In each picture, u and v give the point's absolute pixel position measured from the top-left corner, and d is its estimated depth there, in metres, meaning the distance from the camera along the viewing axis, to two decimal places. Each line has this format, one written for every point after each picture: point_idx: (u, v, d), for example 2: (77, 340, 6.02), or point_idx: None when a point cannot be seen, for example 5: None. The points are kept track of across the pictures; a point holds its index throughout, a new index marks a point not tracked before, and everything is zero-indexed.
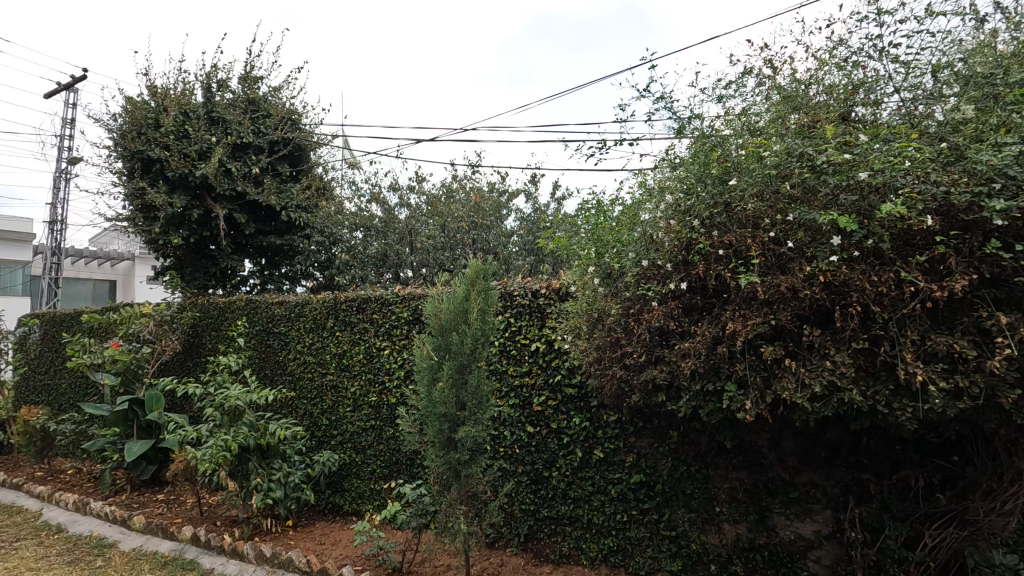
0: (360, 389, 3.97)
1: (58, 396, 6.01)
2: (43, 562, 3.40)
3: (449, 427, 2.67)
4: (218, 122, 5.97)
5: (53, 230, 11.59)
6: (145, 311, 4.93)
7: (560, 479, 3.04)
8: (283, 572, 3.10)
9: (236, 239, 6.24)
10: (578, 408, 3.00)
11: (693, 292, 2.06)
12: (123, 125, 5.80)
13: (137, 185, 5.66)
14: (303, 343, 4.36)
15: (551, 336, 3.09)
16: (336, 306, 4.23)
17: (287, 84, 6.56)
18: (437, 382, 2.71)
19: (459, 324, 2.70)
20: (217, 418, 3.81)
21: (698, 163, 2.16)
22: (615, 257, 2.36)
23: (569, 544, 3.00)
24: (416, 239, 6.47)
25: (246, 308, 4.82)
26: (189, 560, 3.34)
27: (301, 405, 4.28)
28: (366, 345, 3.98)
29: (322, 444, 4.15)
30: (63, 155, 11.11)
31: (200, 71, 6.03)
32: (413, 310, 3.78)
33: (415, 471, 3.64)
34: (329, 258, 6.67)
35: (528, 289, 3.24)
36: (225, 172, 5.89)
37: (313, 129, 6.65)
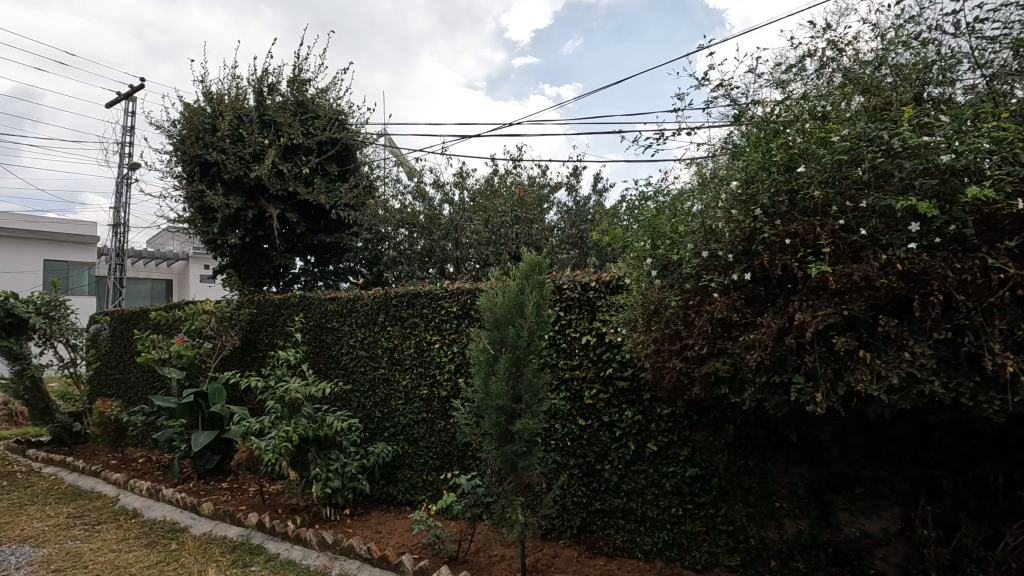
0: (411, 382, 4.06)
1: (128, 389, 6.38)
2: (123, 544, 3.62)
3: (505, 419, 2.71)
4: (270, 125, 6.18)
5: (116, 232, 12.28)
6: (207, 308, 5.17)
7: (613, 472, 3.03)
8: (344, 558, 3.22)
9: (287, 238, 6.44)
10: (631, 401, 2.98)
11: (756, 283, 2.03)
12: (182, 130, 6.09)
13: (197, 188, 5.93)
14: (356, 338, 4.48)
15: (601, 329, 3.08)
16: (386, 302, 4.33)
17: (334, 85, 6.72)
18: (493, 376, 2.75)
19: (515, 318, 2.73)
20: (279, 411, 3.96)
21: (760, 152, 2.11)
22: (671, 248, 2.33)
23: (623, 537, 3.00)
24: (462, 235, 6.43)
25: (300, 304, 4.99)
26: (256, 545, 3.49)
27: (355, 398, 4.41)
28: (417, 339, 4.07)
29: (375, 436, 4.25)
30: (124, 162, 11.74)
31: (252, 75, 6.25)
32: (462, 305, 3.83)
33: (467, 462, 3.70)
34: (376, 254, 6.80)
35: (577, 283, 3.23)
36: (277, 173, 6.10)
37: (358, 128, 6.79)
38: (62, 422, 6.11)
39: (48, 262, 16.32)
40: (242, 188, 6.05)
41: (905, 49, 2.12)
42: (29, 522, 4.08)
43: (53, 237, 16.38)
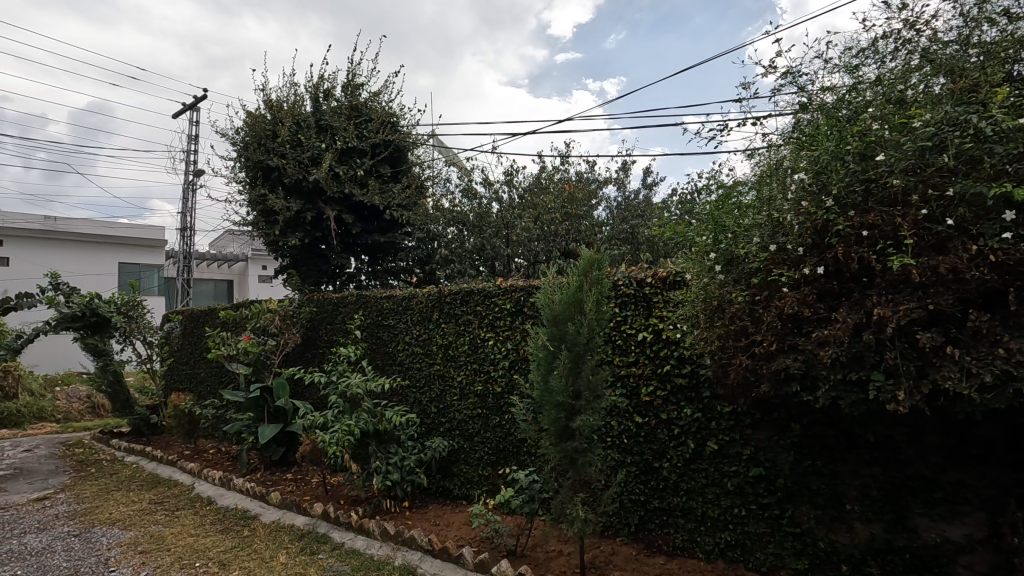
0: (466, 378, 4.12)
1: (198, 384, 6.76)
2: (201, 529, 3.84)
3: (565, 415, 2.72)
4: (327, 129, 6.41)
5: (183, 236, 13.01)
6: (271, 306, 5.45)
7: (671, 471, 2.99)
8: (407, 549, 3.31)
9: (343, 239, 6.65)
10: (690, 399, 2.93)
11: (829, 277, 1.96)
12: (245, 137, 6.39)
13: (260, 192, 6.22)
14: (411, 335, 4.59)
15: (660, 326, 3.04)
16: (441, 299, 4.41)
17: (386, 89, 6.88)
18: (552, 372, 2.76)
19: (574, 315, 2.73)
20: (341, 405, 4.10)
21: (833, 140, 2.04)
22: (736, 242, 2.27)
23: (683, 537, 2.95)
24: (513, 233, 6.50)
25: (358, 303, 5.15)
26: (322, 534, 3.64)
27: (411, 394, 4.51)
28: (471, 336, 4.12)
29: (431, 431, 4.34)
30: (189, 168, 12.41)
31: (309, 82, 6.49)
32: (516, 302, 3.86)
33: (524, 458, 3.72)
34: (428, 253, 6.95)
35: (633, 279, 3.19)
36: (334, 176, 6.32)
37: (410, 129, 6.93)
38: (141, 414, 6.54)
39: (122, 264, 17.45)
40: (301, 191, 6.32)
41: (992, 27, 2.00)
42: (116, 507, 4.39)
43: (126, 241, 17.50)
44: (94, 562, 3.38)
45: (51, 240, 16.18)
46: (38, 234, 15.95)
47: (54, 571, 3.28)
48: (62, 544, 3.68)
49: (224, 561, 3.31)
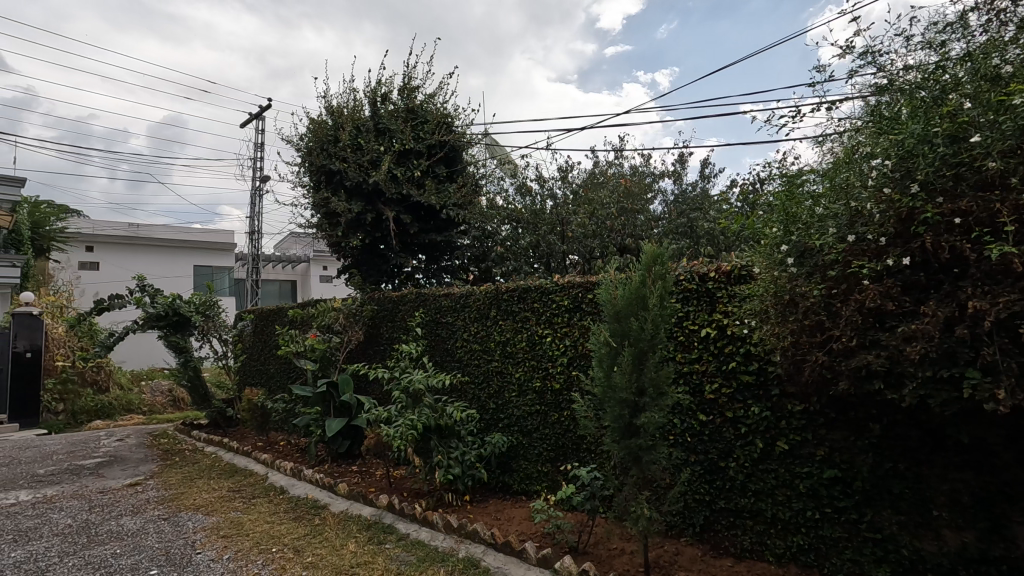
0: (524, 375, 4.14)
1: (269, 379, 7.12)
2: (276, 517, 4.05)
3: (629, 412, 2.70)
4: (385, 132, 6.60)
5: (252, 239, 13.71)
6: (335, 306, 5.69)
7: (738, 470, 2.89)
8: (470, 542, 3.38)
9: (402, 239, 6.83)
10: (757, 396, 2.83)
11: (915, 269, 1.85)
12: (309, 143, 6.68)
13: (323, 196, 6.48)
14: (469, 332, 4.66)
15: (724, 321, 2.95)
16: (498, 296, 4.46)
17: (440, 90, 7.01)
18: (615, 368, 2.74)
19: (637, 311, 2.70)
20: (403, 400, 4.21)
21: (919, 123, 1.93)
22: (809, 232, 2.17)
23: (751, 539, 2.85)
24: (569, 229, 6.48)
25: (417, 300, 5.27)
26: (388, 524, 3.76)
27: (470, 390, 4.58)
28: (529, 333, 4.13)
29: (491, 426, 4.39)
30: (257, 175, 13.07)
31: (367, 87, 6.70)
32: (573, 298, 3.84)
33: (583, 455, 3.70)
34: (484, 251, 7.02)
35: (695, 273, 3.11)
36: (392, 178, 6.50)
37: (464, 129, 7.02)
38: (218, 407, 6.97)
39: (197, 266, 18.60)
40: (362, 193, 6.56)
41: None
42: (199, 493, 4.70)
43: (200, 245, 18.64)
44: (182, 544, 3.63)
45: (135, 245, 17.47)
46: (124, 240, 17.25)
47: (149, 550, 3.54)
48: (154, 526, 3.97)
49: (298, 547, 3.48)
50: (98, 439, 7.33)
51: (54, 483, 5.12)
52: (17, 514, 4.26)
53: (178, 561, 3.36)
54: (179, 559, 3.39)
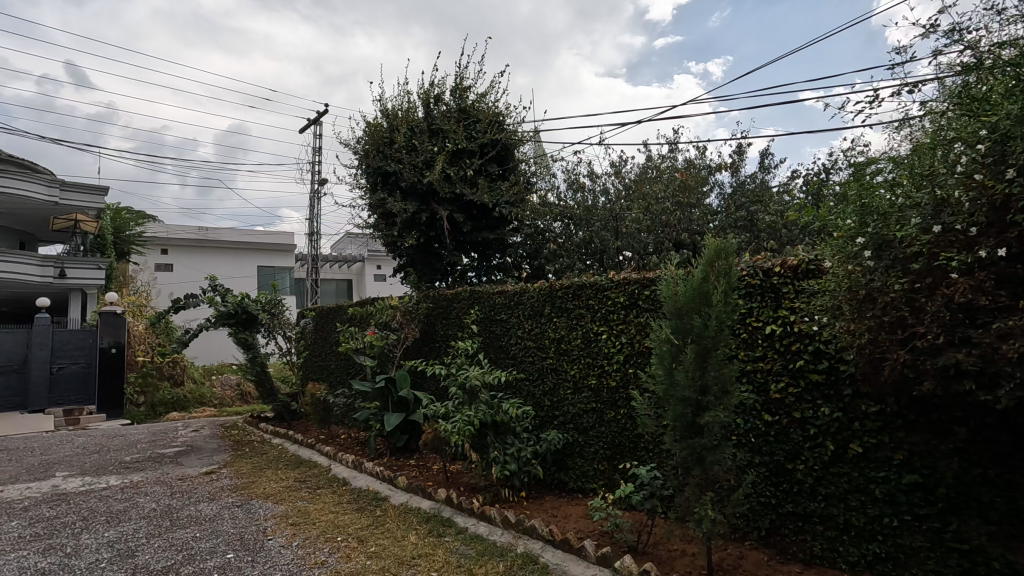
0: (580, 372, 4.11)
1: (330, 374, 7.39)
2: (340, 507, 4.21)
3: (692, 411, 2.64)
4: (439, 133, 6.72)
5: (312, 239, 14.26)
6: (393, 303, 5.88)
7: (807, 474, 2.77)
8: (528, 538, 3.40)
9: (455, 237, 6.93)
10: (827, 396, 2.70)
11: (1011, 261, 1.75)
12: (365, 146, 6.89)
13: (379, 197, 6.67)
14: (524, 329, 4.68)
15: (791, 318, 2.83)
16: (552, 294, 4.45)
17: (492, 89, 7.07)
18: (677, 366, 2.69)
19: (700, 307, 2.65)
20: (460, 396, 4.26)
21: (1015, 103, 1.79)
22: (888, 223, 2.06)
23: (821, 545, 2.71)
24: (623, 225, 6.57)
25: (472, 298, 5.34)
26: (447, 518, 3.83)
27: (525, 387, 4.60)
28: (584, 330, 4.11)
29: (546, 423, 4.38)
30: (316, 178, 13.58)
31: (421, 89, 6.83)
32: (629, 295, 3.78)
33: (640, 454, 3.63)
34: (536, 249, 7.10)
35: (758, 268, 2.99)
36: (445, 178, 6.61)
37: (516, 127, 7.05)
38: (283, 401, 7.30)
39: (260, 267, 19.54)
40: (416, 193, 6.71)
41: None
42: (269, 483, 4.95)
43: (264, 246, 19.55)
44: (254, 530, 3.83)
45: (205, 247, 18.53)
46: (195, 243, 18.34)
47: (224, 535, 3.75)
48: (229, 513, 4.20)
49: (362, 537, 3.60)
50: (176, 429, 7.83)
51: (139, 470, 5.51)
52: (108, 498, 4.61)
53: (251, 546, 3.54)
54: (252, 545, 3.58)
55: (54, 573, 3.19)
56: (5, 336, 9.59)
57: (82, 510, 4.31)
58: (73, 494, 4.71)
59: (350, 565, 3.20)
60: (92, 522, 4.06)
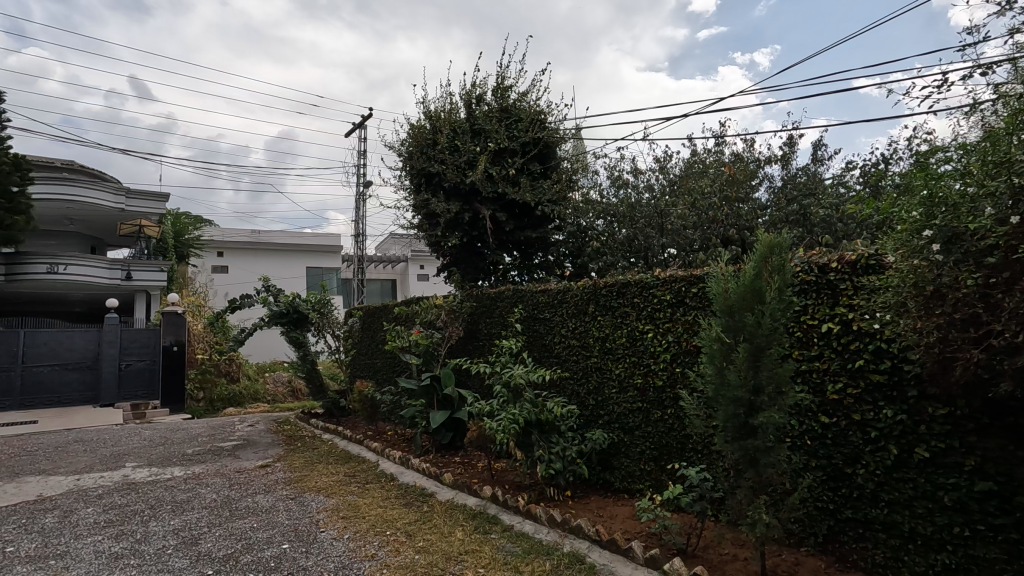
0: (625, 371, 4.06)
1: (377, 372, 7.57)
2: (388, 502, 4.31)
3: (744, 412, 2.56)
4: (481, 133, 6.76)
5: (358, 240, 14.63)
6: (438, 302, 5.96)
7: (868, 478, 2.63)
8: (574, 537, 3.37)
9: (498, 237, 6.97)
10: (890, 398, 2.56)
11: None
12: (409, 148, 7.01)
13: (424, 197, 6.78)
14: (568, 328, 4.65)
15: (849, 316, 2.70)
16: (596, 292, 4.41)
17: (533, 88, 7.06)
18: (729, 366, 2.63)
19: (752, 305, 2.57)
20: (504, 394, 4.28)
21: None
22: (959, 215, 1.94)
23: (884, 554, 2.58)
24: (668, 221, 6.42)
25: (515, 297, 5.36)
26: (493, 515, 3.85)
27: (569, 386, 4.58)
28: (629, 329, 4.05)
29: (591, 423, 4.34)
30: (361, 181, 13.92)
31: (463, 90, 6.90)
32: (676, 293, 3.71)
33: (689, 454, 3.55)
34: (579, 247, 7.09)
35: (814, 264, 2.87)
36: (488, 177, 6.65)
37: (558, 125, 7.03)
38: (332, 398, 7.52)
39: (309, 268, 20.18)
40: (459, 193, 6.79)
41: None
42: (320, 477, 5.11)
43: (312, 248, 20.19)
44: (307, 522, 3.95)
45: (258, 250, 19.29)
46: (249, 246, 19.12)
47: (280, 526, 3.89)
48: (283, 505, 4.36)
49: (410, 531, 3.67)
50: (233, 424, 8.19)
51: (200, 462, 5.79)
52: (173, 488, 4.86)
53: (305, 538, 3.66)
54: (306, 536, 3.70)
55: (126, 557, 3.39)
56: (79, 335, 10.25)
57: (150, 499, 4.56)
58: (141, 484, 4.99)
59: (399, 559, 3.27)
60: (159, 510, 4.29)
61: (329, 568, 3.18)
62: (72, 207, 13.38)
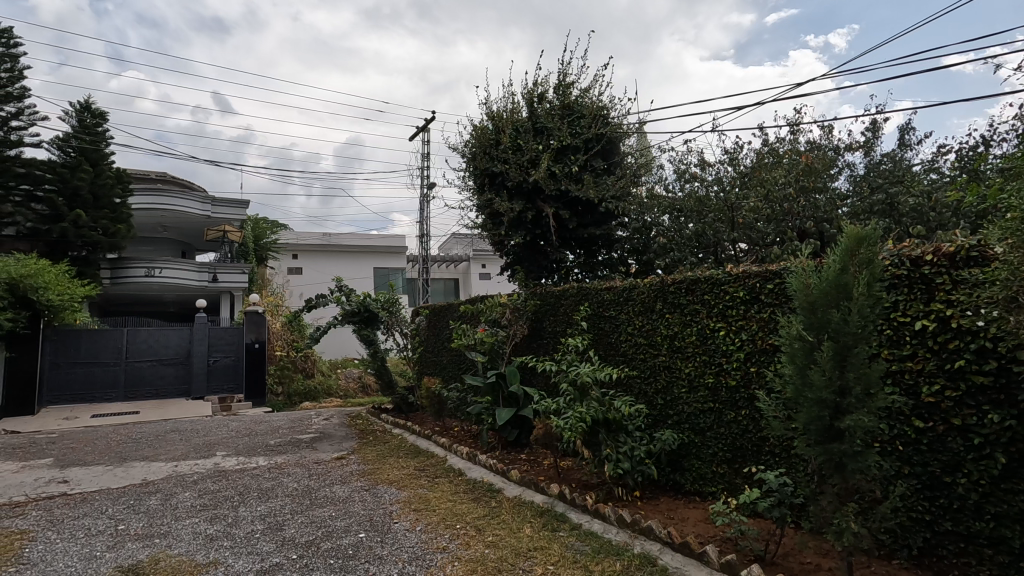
0: (695, 370, 3.95)
1: (443, 369, 7.74)
2: (457, 496, 4.40)
3: (829, 414, 2.43)
4: (543, 131, 6.77)
5: (423, 241, 15.01)
6: (502, 301, 6.01)
7: (970, 489, 2.42)
8: (645, 539, 3.31)
9: (561, 234, 7.01)
10: (996, 402, 2.34)
11: None
12: (472, 148, 7.12)
13: (487, 197, 6.88)
14: (634, 325, 4.58)
15: (948, 313, 2.49)
16: (664, 289, 4.31)
17: (595, 83, 7.00)
18: (813, 366, 2.50)
19: (838, 301, 2.44)
20: (571, 393, 4.26)
21: None
22: None
23: (991, 572, 2.36)
24: (740, 215, 6.17)
25: (580, 295, 5.33)
26: (561, 513, 3.85)
27: (637, 385, 4.50)
28: (699, 327, 3.93)
29: (659, 423, 4.25)
30: (424, 183, 14.27)
31: (525, 89, 6.93)
32: (750, 289, 3.56)
33: (765, 458, 3.41)
34: (645, 243, 7.01)
35: (905, 257, 2.67)
36: (551, 175, 6.65)
37: (621, 120, 6.93)
38: (401, 394, 7.77)
39: (377, 268, 20.88)
40: (522, 192, 6.82)
41: None
42: (392, 469, 5.29)
43: (379, 249, 20.92)
44: (381, 513, 4.11)
45: (329, 252, 20.20)
46: (321, 248, 20.06)
47: (356, 516, 4.07)
48: (359, 496, 4.55)
49: (480, 526, 3.73)
50: (310, 418, 8.63)
51: (282, 453, 6.15)
52: (259, 476, 5.19)
53: (380, 528, 3.81)
54: (381, 526, 3.85)
55: (219, 539, 3.65)
56: (173, 333, 11.12)
57: (239, 486, 4.89)
58: (230, 472, 5.37)
59: (469, 552, 3.33)
60: (247, 497, 4.59)
61: (403, 558, 3.28)
62: (165, 215, 14.55)
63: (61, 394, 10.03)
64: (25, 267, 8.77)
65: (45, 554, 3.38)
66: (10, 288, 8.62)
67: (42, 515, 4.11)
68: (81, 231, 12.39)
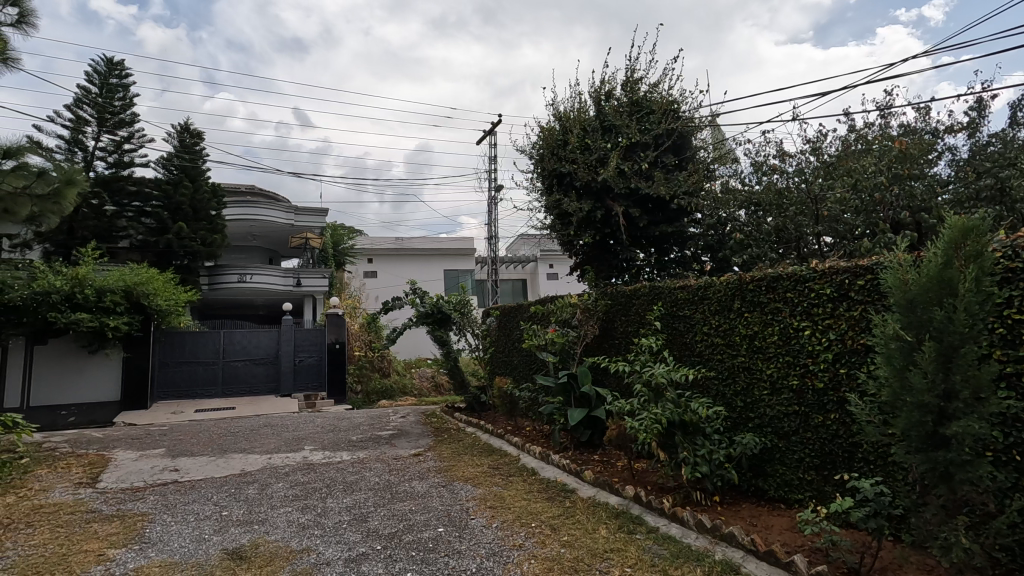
0: (778, 371, 3.77)
1: (514, 368, 7.83)
2: (532, 495, 4.44)
3: (933, 420, 2.26)
4: (611, 129, 6.72)
5: (492, 242, 15.23)
6: (573, 301, 6.02)
7: None
8: (726, 545, 3.21)
9: (631, 232, 6.91)
10: None
11: None
12: (540, 150, 7.16)
13: (556, 198, 6.89)
14: (710, 325, 4.44)
15: None
16: (742, 287, 4.15)
17: (664, 77, 6.86)
18: (912, 368, 2.33)
19: (941, 298, 2.27)
20: (645, 393, 4.20)
21: None
22: None
23: None
24: (824, 206, 5.82)
25: (652, 294, 5.23)
26: (638, 515, 3.80)
27: (714, 386, 4.36)
28: (782, 326, 3.76)
29: (739, 426, 4.10)
30: (492, 185, 14.48)
31: (592, 88, 6.90)
32: (838, 286, 3.36)
33: (858, 465, 3.20)
34: (720, 239, 6.77)
35: (1019, 248, 2.42)
36: (620, 173, 6.58)
37: (692, 113, 6.74)
38: (474, 393, 7.94)
39: (447, 271, 21.41)
40: (591, 192, 6.79)
41: None
42: (467, 467, 5.43)
43: (449, 252, 21.43)
44: (459, 509, 4.23)
45: (402, 255, 20.94)
46: (394, 252, 20.83)
47: (435, 511, 4.21)
48: (436, 491, 4.70)
49: (555, 525, 3.76)
50: (388, 415, 8.99)
51: (363, 448, 6.46)
52: (343, 470, 5.50)
53: (458, 523, 3.92)
54: (459, 522, 3.96)
55: (311, 528, 3.90)
56: (264, 335, 11.94)
57: (326, 478, 5.19)
58: (318, 465, 5.71)
59: (546, 550, 3.37)
60: (334, 488, 4.87)
61: (482, 553, 3.37)
62: (255, 224, 15.66)
63: (169, 390, 11.01)
64: (138, 276, 9.74)
65: (163, 534, 3.76)
66: (126, 294, 9.59)
67: (159, 499, 4.57)
68: (183, 242, 13.63)
